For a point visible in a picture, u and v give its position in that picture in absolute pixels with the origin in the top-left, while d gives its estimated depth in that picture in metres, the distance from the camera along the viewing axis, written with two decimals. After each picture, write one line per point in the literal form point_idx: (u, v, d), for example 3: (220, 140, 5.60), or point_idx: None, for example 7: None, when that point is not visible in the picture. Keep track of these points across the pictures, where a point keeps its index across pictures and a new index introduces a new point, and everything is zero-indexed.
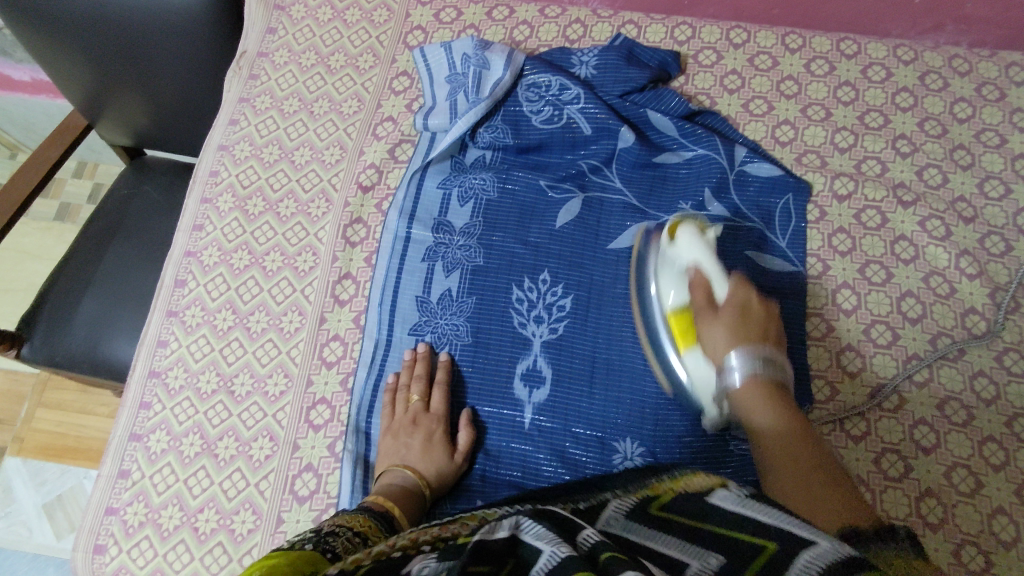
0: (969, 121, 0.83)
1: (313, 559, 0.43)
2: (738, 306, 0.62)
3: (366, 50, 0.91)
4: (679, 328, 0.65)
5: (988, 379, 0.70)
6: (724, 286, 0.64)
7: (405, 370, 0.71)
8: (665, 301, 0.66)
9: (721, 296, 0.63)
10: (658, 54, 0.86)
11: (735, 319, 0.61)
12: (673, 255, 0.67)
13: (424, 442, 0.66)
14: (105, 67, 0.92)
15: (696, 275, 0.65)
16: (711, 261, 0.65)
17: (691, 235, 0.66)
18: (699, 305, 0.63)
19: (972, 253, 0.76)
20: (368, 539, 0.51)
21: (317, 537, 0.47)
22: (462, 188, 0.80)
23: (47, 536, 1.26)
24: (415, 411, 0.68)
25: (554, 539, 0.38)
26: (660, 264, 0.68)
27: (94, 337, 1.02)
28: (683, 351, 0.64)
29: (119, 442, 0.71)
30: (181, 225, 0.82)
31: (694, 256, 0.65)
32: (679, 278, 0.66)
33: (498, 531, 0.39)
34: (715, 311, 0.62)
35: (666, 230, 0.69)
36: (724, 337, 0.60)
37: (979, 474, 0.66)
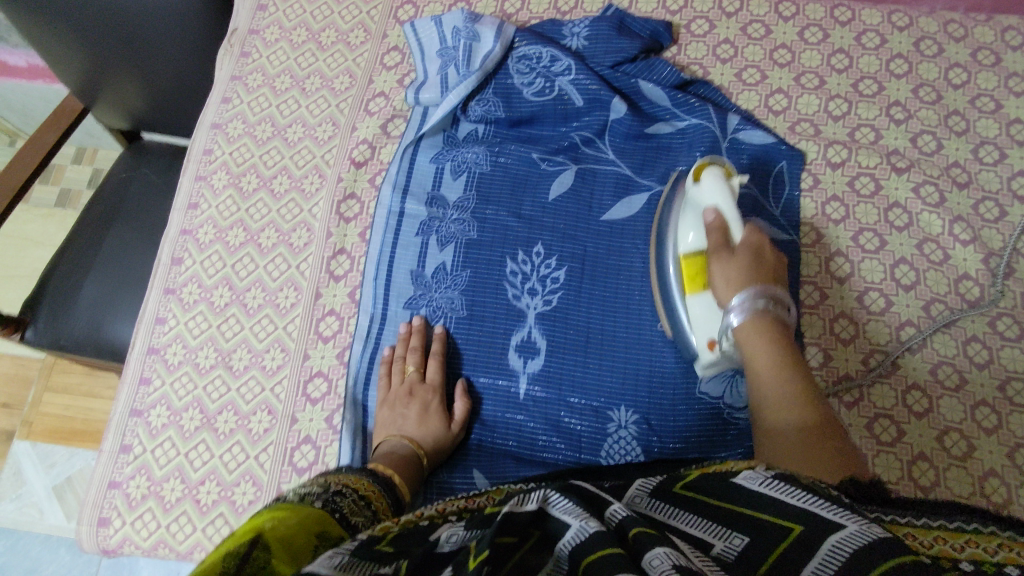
0: (964, 86, 0.82)
1: (321, 517, 0.45)
2: (754, 246, 0.60)
3: (356, 26, 0.91)
4: (689, 273, 0.64)
5: (981, 344, 0.70)
6: (742, 226, 0.62)
7: (400, 342, 0.71)
8: (681, 242, 0.65)
9: (735, 232, 0.62)
10: (649, 25, 0.85)
11: (750, 260, 0.59)
12: (694, 194, 0.66)
13: (420, 413, 0.67)
14: (99, 52, 0.93)
15: (715, 217, 0.62)
16: (732, 206, 0.63)
17: (714, 176, 0.64)
18: (712, 244, 0.62)
19: (966, 219, 0.76)
20: (372, 504, 0.52)
21: (325, 494, 0.49)
22: (455, 162, 0.80)
23: (58, 516, 1.28)
24: (411, 381, 0.69)
25: (583, 514, 0.37)
26: (682, 208, 0.67)
27: (96, 319, 1.03)
28: (688, 292, 0.64)
29: (120, 418, 0.73)
30: (177, 203, 0.82)
31: (715, 200, 0.63)
32: (695, 215, 0.65)
33: (526, 504, 0.37)
34: (729, 251, 0.61)
35: (693, 171, 0.68)
36: (736, 274, 0.59)
37: (972, 438, 0.67)
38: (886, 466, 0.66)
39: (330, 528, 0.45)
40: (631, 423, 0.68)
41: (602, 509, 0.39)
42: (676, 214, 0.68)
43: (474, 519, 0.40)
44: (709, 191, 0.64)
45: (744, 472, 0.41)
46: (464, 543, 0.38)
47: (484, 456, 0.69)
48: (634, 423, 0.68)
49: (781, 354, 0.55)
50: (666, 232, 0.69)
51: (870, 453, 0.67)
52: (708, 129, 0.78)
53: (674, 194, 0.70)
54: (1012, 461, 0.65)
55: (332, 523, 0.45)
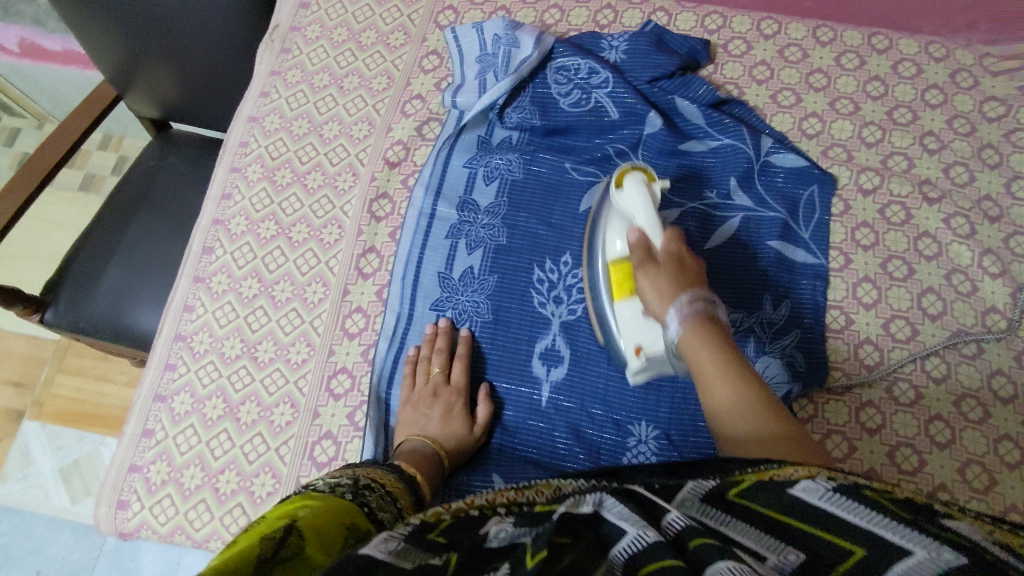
0: (998, 120, 0.82)
1: (351, 508, 0.45)
2: (674, 256, 0.58)
3: (396, 28, 0.92)
4: (619, 278, 0.64)
5: (1006, 379, 0.70)
6: (664, 234, 0.60)
7: (426, 343, 0.72)
8: (609, 249, 0.65)
9: (657, 245, 0.60)
10: (688, 43, 0.86)
11: (673, 272, 0.57)
12: (619, 203, 0.64)
13: (444, 413, 0.67)
14: (137, 40, 0.94)
15: (639, 234, 0.61)
16: (654, 214, 0.62)
17: (638, 185, 0.63)
18: (637, 257, 0.60)
19: (996, 252, 0.76)
20: (397, 499, 0.52)
21: (353, 486, 0.49)
22: (487, 167, 0.80)
23: (63, 499, 1.28)
24: (436, 382, 0.69)
25: (639, 520, 0.38)
26: (613, 215, 0.66)
27: (116, 304, 1.04)
28: (617, 301, 0.64)
29: (144, 402, 0.73)
30: (211, 193, 0.83)
31: (636, 209, 0.62)
32: (622, 225, 0.65)
33: (581, 506, 0.40)
34: (655, 262, 0.59)
35: (614, 178, 0.66)
36: (665, 283, 0.56)
37: (994, 471, 0.66)
38: (907, 495, 0.66)
39: (359, 519, 0.45)
40: (651, 438, 0.68)
41: (659, 517, 0.39)
42: (606, 218, 0.67)
43: (524, 518, 0.41)
44: (634, 204, 0.62)
45: (804, 483, 0.40)
46: (515, 539, 0.38)
47: (504, 460, 0.69)
48: (655, 438, 0.68)
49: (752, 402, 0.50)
50: (598, 230, 0.69)
51: (891, 480, 0.66)
52: (742, 151, 0.79)
53: (601, 205, 0.70)
54: None
55: (361, 515, 0.45)
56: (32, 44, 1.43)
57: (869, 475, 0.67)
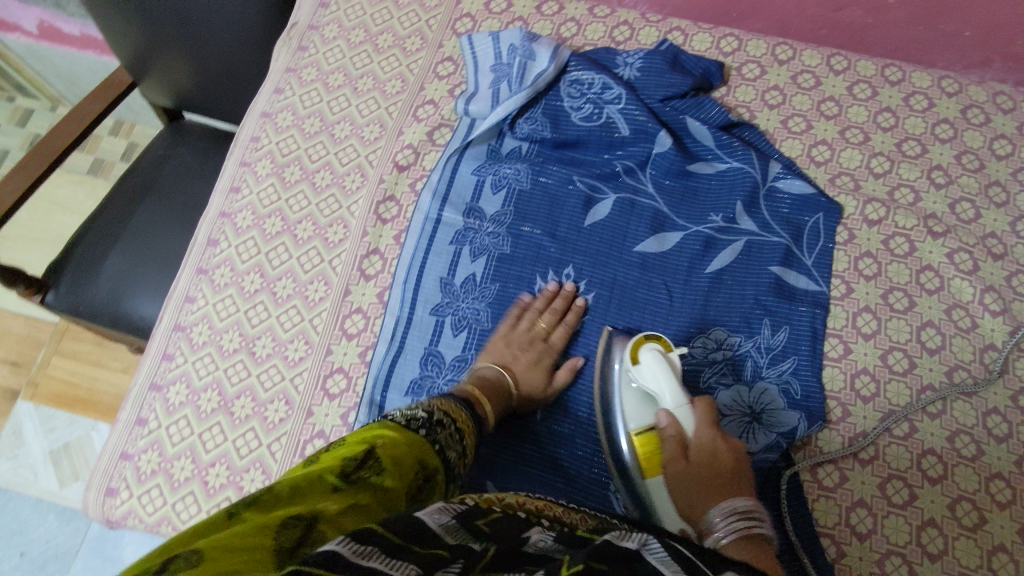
0: (1007, 158, 0.82)
1: (423, 444, 0.49)
2: (705, 450, 0.59)
3: (413, 33, 0.92)
4: (644, 452, 0.63)
5: (1001, 418, 0.70)
6: (694, 416, 0.62)
7: (542, 298, 0.73)
8: (631, 423, 0.65)
9: (690, 432, 0.61)
10: (702, 63, 0.87)
11: (702, 472, 0.58)
12: (637, 377, 0.66)
13: (530, 363, 0.70)
14: (156, 28, 0.95)
15: (669, 415, 0.62)
16: (675, 386, 0.64)
17: (654, 355, 0.65)
18: (667, 452, 0.61)
19: (997, 290, 0.76)
20: (465, 439, 0.57)
21: (429, 420, 0.53)
22: (495, 177, 0.80)
23: (51, 482, 1.28)
24: (538, 334, 0.72)
25: (679, 570, 0.38)
26: (626, 384, 0.67)
27: (117, 290, 1.04)
28: (649, 478, 0.62)
29: (140, 390, 0.73)
30: (219, 186, 0.83)
31: (657, 379, 0.64)
32: (643, 401, 0.66)
33: (626, 541, 0.40)
34: (684, 456, 0.60)
35: (630, 347, 0.68)
36: (687, 482, 0.58)
37: (984, 510, 0.66)
38: (895, 528, 0.66)
39: (428, 457, 0.49)
40: None
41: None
42: (614, 361, 0.69)
43: (567, 538, 0.40)
44: (654, 375, 0.64)
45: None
46: (550, 551, 0.38)
47: (499, 467, 0.68)
48: None
49: (766, 564, 0.50)
50: (614, 412, 0.67)
51: (880, 513, 0.66)
52: (749, 174, 0.79)
53: (610, 360, 0.70)
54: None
55: (432, 454, 0.50)
56: (49, 27, 1.42)
57: (858, 505, 0.67)
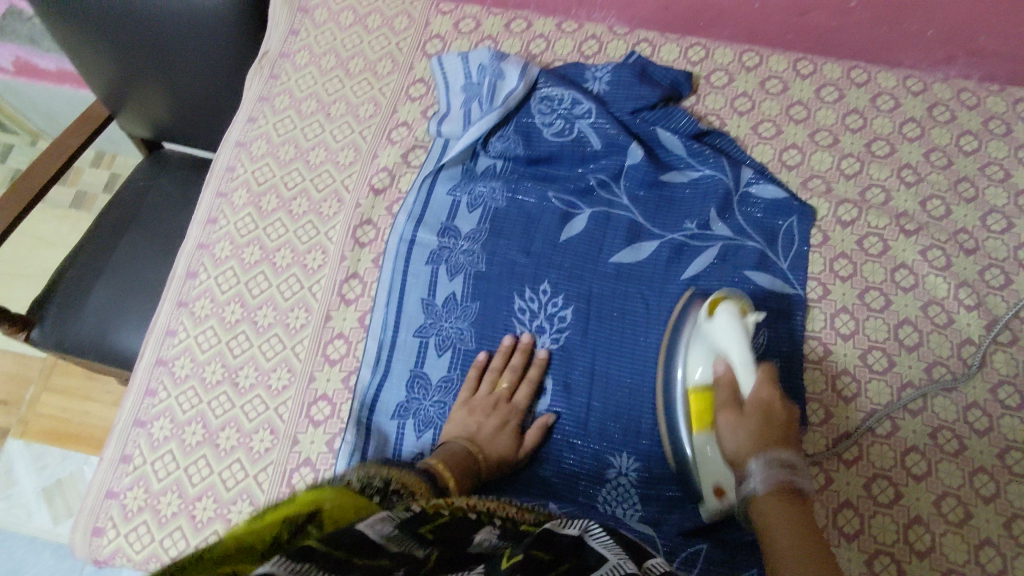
0: (974, 154, 0.84)
1: (375, 510, 0.46)
2: (762, 404, 0.58)
3: (384, 56, 0.93)
4: (697, 409, 0.63)
5: (981, 411, 0.70)
6: (754, 374, 0.60)
7: (501, 352, 0.72)
8: (688, 377, 0.64)
9: (745, 388, 0.60)
10: (670, 74, 0.88)
11: (761, 424, 0.57)
12: (709, 333, 0.64)
13: (497, 426, 0.67)
14: (129, 61, 0.95)
15: (726, 368, 0.61)
16: (744, 348, 0.61)
17: (730, 316, 0.62)
18: (722, 401, 0.60)
19: (971, 284, 0.76)
20: (420, 500, 0.52)
21: (384, 488, 0.50)
22: (471, 196, 0.81)
23: (44, 519, 1.27)
24: (500, 395, 0.70)
25: (620, 552, 0.41)
26: (693, 339, 0.66)
27: (101, 324, 1.04)
28: (696, 431, 0.62)
29: (124, 427, 0.73)
30: (196, 218, 0.83)
31: (725, 341, 0.62)
32: (708, 354, 0.63)
33: (569, 529, 0.43)
34: (738, 410, 0.58)
35: (707, 305, 0.66)
36: (743, 437, 0.56)
37: (969, 504, 0.66)
38: (882, 527, 0.66)
39: (378, 515, 0.44)
40: (631, 470, 0.69)
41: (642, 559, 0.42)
42: (687, 339, 0.67)
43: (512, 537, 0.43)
44: (726, 335, 0.62)
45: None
46: (492, 550, 0.40)
47: (485, 482, 0.69)
48: (635, 470, 0.68)
49: (796, 520, 0.50)
50: (675, 360, 0.67)
51: (867, 513, 0.67)
52: (721, 181, 0.80)
53: (684, 319, 0.69)
54: (1009, 532, 0.65)
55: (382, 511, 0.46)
56: (25, 63, 1.42)
57: (845, 506, 0.67)
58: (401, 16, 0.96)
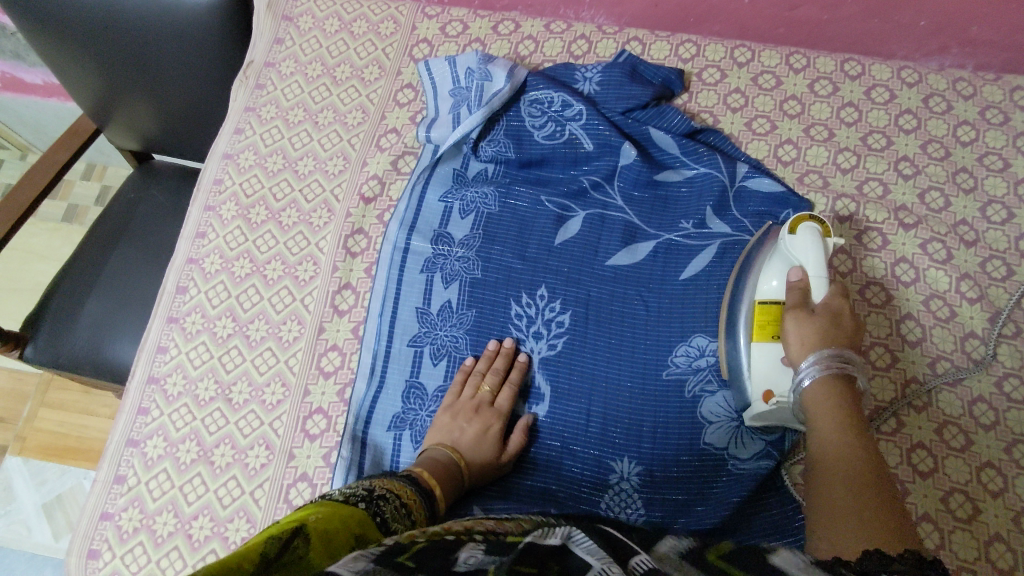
0: (972, 144, 0.83)
1: (361, 518, 0.47)
2: (835, 313, 0.61)
3: (371, 62, 0.92)
4: (762, 319, 0.64)
5: (987, 405, 0.69)
6: (829, 287, 0.63)
7: (484, 359, 0.71)
8: (763, 286, 0.65)
9: (820, 295, 0.62)
10: (661, 72, 0.87)
11: (830, 325, 0.60)
12: (785, 247, 0.65)
13: (478, 432, 0.66)
14: (114, 74, 0.94)
15: (802, 276, 0.63)
16: (825, 267, 0.63)
17: (813, 233, 0.64)
18: (791, 302, 0.62)
19: (973, 276, 0.75)
20: (411, 513, 0.54)
21: (369, 496, 0.51)
22: (462, 202, 0.80)
23: (45, 536, 1.26)
24: (481, 399, 0.69)
25: (606, 556, 0.38)
26: (774, 255, 0.67)
27: (95, 339, 1.03)
28: (757, 339, 0.64)
29: (117, 446, 0.72)
30: (185, 232, 0.82)
31: (806, 256, 0.64)
32: (781, 269, 0.65)
33: (550, 539, 0.41)
34: (809, 312, 0.61)
35: (788, 223, 0.67)
36: (810, 335, 0.59)
37: (977, 500, 0.65)
38: None
39: (368, 530, 0.47)
40: (633, 475, 0.67)
41: (626, 557, 0.39)
42: (764, 259, 0.67)
43: (494, 547, 0.40)
44: (805, 248, 0.64)
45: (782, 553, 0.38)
46: (480, 566, 0.37)
47: (486, 492, 0.68)
48: (637, 475, 0.67)
49: (842, 412, 0.55)
50: (748, 271, 0.69)
51: None
52: (717, 179, 0.78)
53: (762, 243, 0.70)
54: (1019, 527, 0.64)
55: (371, 527, 0.47)
56: (12, 78, 1.41)
57: None
58: (387, 21, 0.95)
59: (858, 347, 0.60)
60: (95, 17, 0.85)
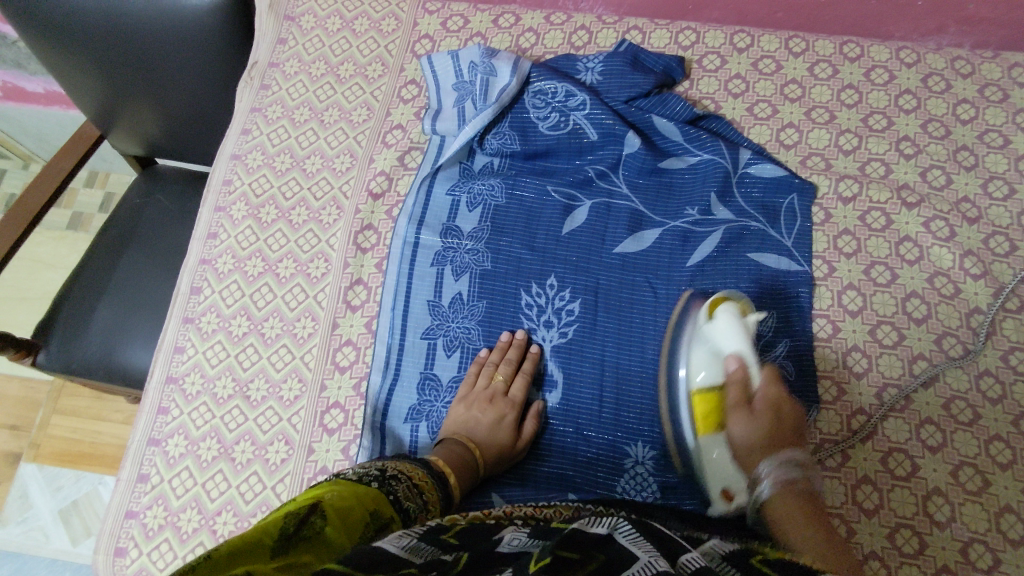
0: (972, 122, 0.83)
1: (377, 496, 0.49)
2: (773, 404, 0.60)
3: (374, 59, 0.93)
4: (702, 411, 0.62)
5: (993, 379, 0.70)
6: (761, 372, 0.62)
7: (497, 350, 0.72)
8: (693, 379, 0.63)
9: (755, 385, 0.61)
10: (662, 60, 0.87)
11: (772, 428, 0.58)
12: (710, 335, 0.64)
13: (493, 421, 0.67)
14: (118, 80, 0.94)
15: (738, 365, 0.61)
16: (750, 349, 0.62)
17: (733, 317, 0.63)
18: (732, 399, 0.60)
19: (977, 253, 0.76)
20: (424, 493, 0.55)
21: (382, 477, 0.53)
22: (470, 195, 0.81)
23: (63, 541, 1.28)
24: (495, 389, 0.70)
25: (650, 549, 0.40)
26: (695, 339, 0.65)
27: (108, 343, 1.04)
28: (702, 434, 0.62)
29: (138, 447, 0.73)
30: (196, 233, 0.83)
31: (733, 343, 0.62)
32: (711, 358, 0.63)
33: (597, 527, 0.42)
34: (749, 408, 0.60)
35: (708, 305, 0.66)
36: (760, 438, 0.58)
37: (986, 472, 0.66)
38: (901, 501, 0.66)
39: (383, 508, 0.48)
40: (648, 458, 0.68)
41: (675, 552, 0.42)
42: (688, 343, 0.66)
43: (538, 530, 0.43)
44: (727, 334, 0.62)
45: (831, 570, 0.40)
46: (525, 548, 0.40)
47: (502, 479, 0.69)
48: (651, 459, 0.68)
49: (814, 520, 0.53)
50: (677, 355, 0.67)
51: (885, 487, 0.67)
52: (720, 165, 0.79)
53: (685, 315, 0.69)
54: None
55: (386, 504, 0.49)
56: (13, 87, 1.41)
57: (864, 483, 0.67)
58: (388, 18, 0.96)
59: (797, 437, 0.60)
60: (98, 24, 0.86)
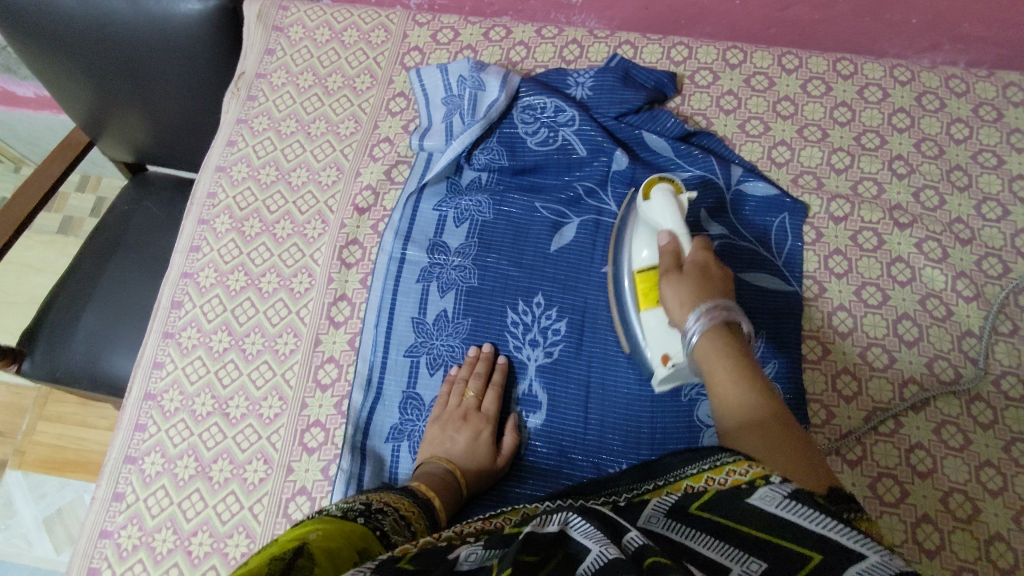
0: (966, 142, 0.83)
1: (363, 533, 0.48)
2: (701, 265, 0.61)
3: (363, 71, 0.92)
4: (645, 288, 0.65)
5: (985, 404, 0.69)
6: (692, 240, 0.63)
7: (465, 365, 0.72)
8: (637, 258, 0.66)
9: (686, 254, 0.63)
10: (654, 76, 0.86)
11: (699, 278, 0.60)
12: (646, 214, 0.67)
13: (469, 440, 0.67)
14: (105, 87, 0.93)
15: (669, 240, 0.63)
16: (682, 224, 0.64)
17: (664, 195, 0.65)
18: (665, 267, 0.62)
19: (969, 275, 0.75)
20: (412, 524, 0.54)
21: (367, 510, 0.52)
22: (457, 210, 0.80)
23: (46, 549, 1.26)
24: (467, 406, 0.69)
25: (600, 537, 0.40)
26: (637, 224, 0.68)
27: (91, 353, 1.02)
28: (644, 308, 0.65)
29: (114, 464, 0.72)
30: (178, 246, 0.82)
31: (667, 220, 0.64)
32: (650, 235, 0.66)
33: (547, 526, 0.42)
34: (681, 270, 0.61)
35: (644, 187, 0.68)
36: (688, 294, 0.59)
37: (977, 500, 0.65)
38: (890, 528, 0.64)
39: (371, 545, 0.48)
40: None
41: (621, 535, 0.42)
42: (630, 232, 0.69)
43: (493, 541, 0.42)
44: (660, 211, 0.65)
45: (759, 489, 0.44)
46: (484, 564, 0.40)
47: (484, 501, 0.68)
48: None
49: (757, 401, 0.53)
50: (623, 239, 0.70)
51: (874, 514, 0.65)
52: (712, 183, 0.79)
53: (628, 214, 0.71)
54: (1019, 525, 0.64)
55: (373, 540, 0.48)
56: (3, 91, 1.40)
57: None
58: (377, 29, 0.95)
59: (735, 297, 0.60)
60: (82, 32, 0.84)
